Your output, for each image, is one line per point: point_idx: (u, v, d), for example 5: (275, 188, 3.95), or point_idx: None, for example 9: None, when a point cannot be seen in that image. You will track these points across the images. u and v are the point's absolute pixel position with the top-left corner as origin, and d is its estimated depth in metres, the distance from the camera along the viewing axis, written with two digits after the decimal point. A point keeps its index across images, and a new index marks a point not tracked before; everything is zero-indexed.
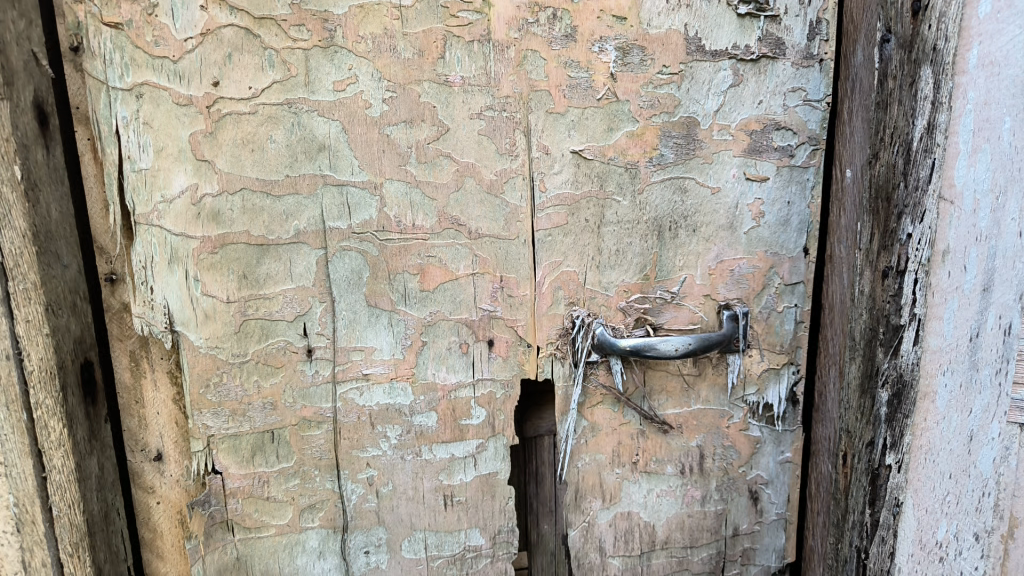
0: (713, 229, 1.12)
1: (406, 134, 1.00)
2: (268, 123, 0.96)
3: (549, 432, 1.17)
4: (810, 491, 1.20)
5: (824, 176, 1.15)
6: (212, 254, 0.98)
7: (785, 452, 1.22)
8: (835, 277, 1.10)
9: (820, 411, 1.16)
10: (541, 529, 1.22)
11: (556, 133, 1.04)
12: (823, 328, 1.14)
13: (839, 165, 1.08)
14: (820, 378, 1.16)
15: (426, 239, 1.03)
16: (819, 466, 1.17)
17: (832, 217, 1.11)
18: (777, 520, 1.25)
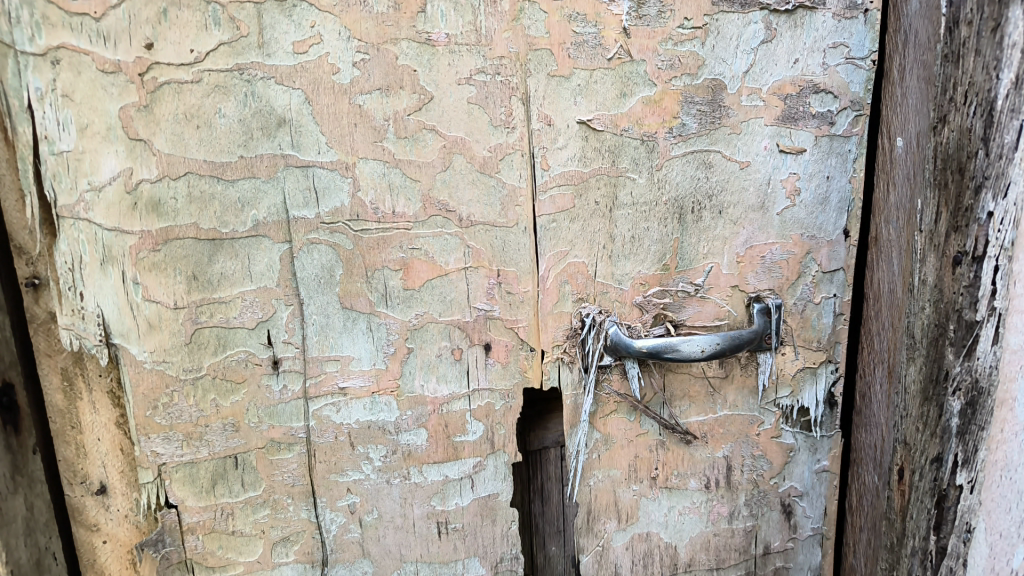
0: (742, 211, 0.96)
1: (382, 104, 0.84)
2: (216, 93, 0.80)
3: (556, 444, 1.03)
4: (851, 503, 1.07)
5: (867, 145, 0.99)
6: (154, 252, 0.82)
7: (822, 461, 1.09)
8: (883, 263, 0.95)
9: (865, 415, 1.02)
10: (548, 551, 1.08)
11: (560, 100, 0.88)
12: (867, 322, 1.00)
13: (888, 133, 0.93)
14: (863, 376, 1.02)
15: (408, 228, 0.87)
16: (862, 476, 1.04)
17: (878, 193, 0.96)
18: (812, 535, 1.11)
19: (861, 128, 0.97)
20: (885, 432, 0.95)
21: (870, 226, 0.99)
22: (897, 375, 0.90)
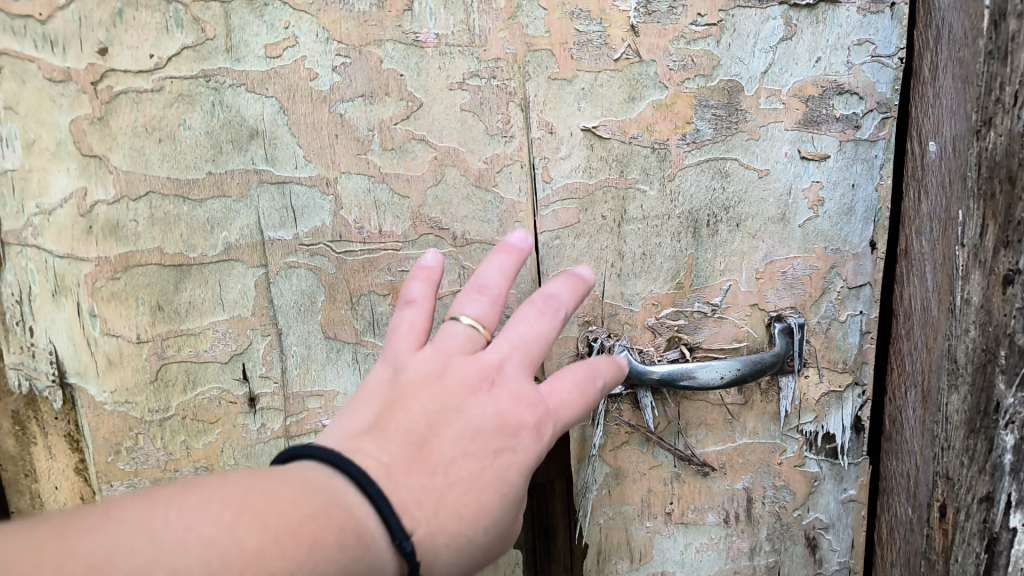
0: (761, 223, 0.89)
1: (366, 113, 0.75)
2: (180, 103, 0.72)
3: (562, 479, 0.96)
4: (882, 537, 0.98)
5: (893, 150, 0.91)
6: (113, 280, 0.74)
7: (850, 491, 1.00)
8: (914, 277, 0.86)
9: (896, 441, 0.92)
10: None
11: (562, 106, 0.80)
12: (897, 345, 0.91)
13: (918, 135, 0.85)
14: (892, 401, 0.93)
15: (397, 248, 0.79)
16: (892, 507, 0.95)
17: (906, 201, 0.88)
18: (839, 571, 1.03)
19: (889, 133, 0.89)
20: (921, 465, 0.86)
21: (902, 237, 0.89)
22: (935, 402, 0.82)
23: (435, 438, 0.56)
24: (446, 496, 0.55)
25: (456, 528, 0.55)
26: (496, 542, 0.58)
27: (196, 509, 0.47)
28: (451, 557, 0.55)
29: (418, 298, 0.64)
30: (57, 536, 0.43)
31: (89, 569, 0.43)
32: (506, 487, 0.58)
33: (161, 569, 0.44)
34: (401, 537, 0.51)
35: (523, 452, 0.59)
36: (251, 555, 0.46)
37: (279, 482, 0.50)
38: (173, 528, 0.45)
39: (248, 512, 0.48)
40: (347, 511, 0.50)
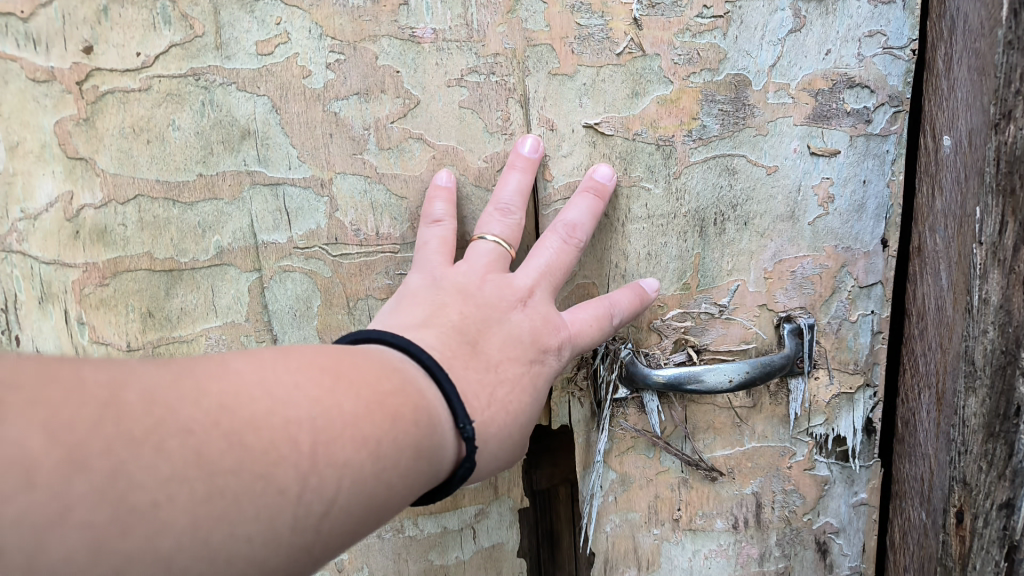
0: (769, 221, 0.86)
1: (361, 111, 0.73)
2: (168, 103, 0.69)
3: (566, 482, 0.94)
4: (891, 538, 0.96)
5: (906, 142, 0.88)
6: (101, 286, 0.72)
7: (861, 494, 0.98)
8: (929, 275, 0.84)
9: (910, 443, 0.90)
10: None
11: (564, 102, 0.77)
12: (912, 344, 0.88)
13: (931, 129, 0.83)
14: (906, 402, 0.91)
15: (395, 251, 0.77)
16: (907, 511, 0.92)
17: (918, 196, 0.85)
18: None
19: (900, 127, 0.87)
20: (934, 468, 0.85)
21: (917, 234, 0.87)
22: (950, 405, 0.80)
23: (481, 341, 0.65)
24: (496, 394, 0.63)
25: (500, 422, 0.63)
26: (518, 443, 0.67)
27: (300, 371, 0.48)
28: (493, 447, 0.63)
29: (443, 216, 0.73)
30: (189, 376, 0.44)
31: (221, 408, 0.43)
32: (535, 391, 0.68)
33: (277, 419, 0.45)
34: (467, 421, 0.56)
35: (547, 365, 0.70)
36: (349, 418, 0.48)
37: (362, 358, 0.52)
38: (283, 384, 0.47)
39: (345, 381, 0.49)
40: (423, 392, 0.54)
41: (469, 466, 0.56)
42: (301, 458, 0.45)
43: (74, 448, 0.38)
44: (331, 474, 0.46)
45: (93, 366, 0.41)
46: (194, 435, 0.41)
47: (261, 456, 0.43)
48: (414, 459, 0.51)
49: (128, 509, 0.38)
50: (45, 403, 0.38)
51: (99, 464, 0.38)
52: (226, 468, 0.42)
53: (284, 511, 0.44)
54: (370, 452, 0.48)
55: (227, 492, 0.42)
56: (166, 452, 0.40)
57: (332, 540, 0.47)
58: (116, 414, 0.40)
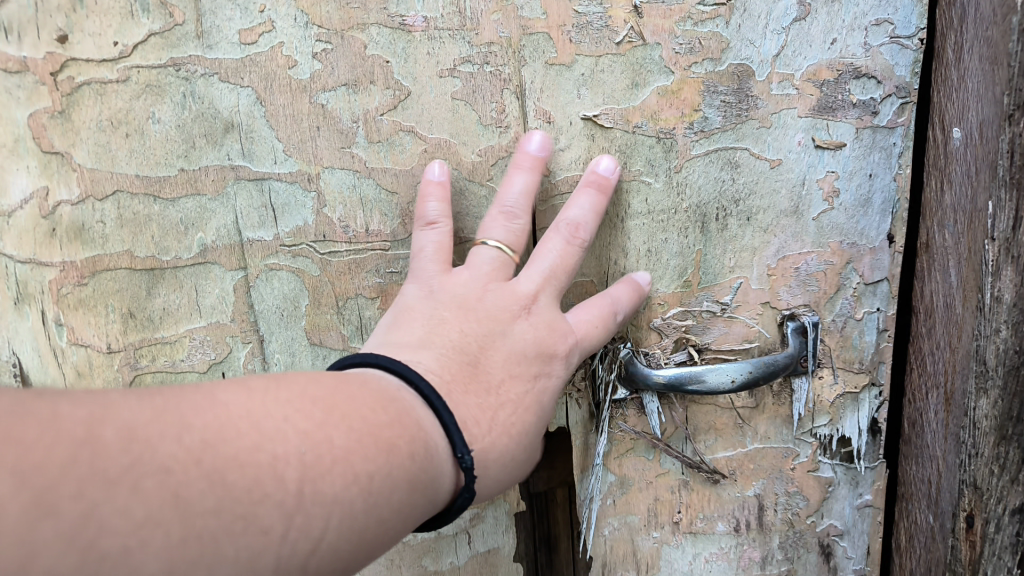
0: (772, 217, 0.84)
1: (349, 103, 0.70)
2: (148, 95, 0.66)
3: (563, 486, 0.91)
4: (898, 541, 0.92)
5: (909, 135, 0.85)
6: (79, 286, 0.69)
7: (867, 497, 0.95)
8: (936, 272, 0.80)
9: (917, 445, 0.86)
10: None
11: (561, 93, 0.74)
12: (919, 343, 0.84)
13: (938, 123, 0.78)
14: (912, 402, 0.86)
15: (385, 249, 0.74)
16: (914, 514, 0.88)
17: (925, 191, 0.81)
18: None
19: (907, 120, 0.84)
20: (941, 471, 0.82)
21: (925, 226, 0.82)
22: (958, 407, 0.77)
23: (483, 361, 0.65)
24: (497, 417, 0.63)
25: (503, 445, 0.64)
26: (523, 463, 0.67)
27: (291, 403, 0.50)
28: (495, 470, 0.64)
29: (438, 218, 0.70)
30: (171, 410, 0.45)
31: (203, 443, 0.44)
32: (540, 409, 0.68)
33: (264, 455, 0.46)
34: (463, 450, 0.57)
35: (553, 381, 0.69)
36: (338, 453, 0.49)
37: (358, 388, 0.54)
38: (272, 418, 0.48)
39: (336, 414, 0.51)
40: (418, 422, 0.55)
41: (466, 495, 0.58)
42: (286, 495, 0.46)
43: (45, 491, 0.38)
44: (318, 510, 0.47)
45: (71, 401, 0.42)
46: (173, 474, 0.42)
47: (246, 492, 0.44)
48: (407, 492, 0.52)
49: (100, 554, 0.39)
50: (15, 441, 0.39)
51: (70, 507, 0.39)
52: (206, 508, 0.43)
53: (268, 550, 0.45)
54: (360, 487, 0.49)
55: (207, 536, 0.43)
56: (143, 492, 0.41)
57: (321, 574, 0.48)
58: (90, 454, 0.40)
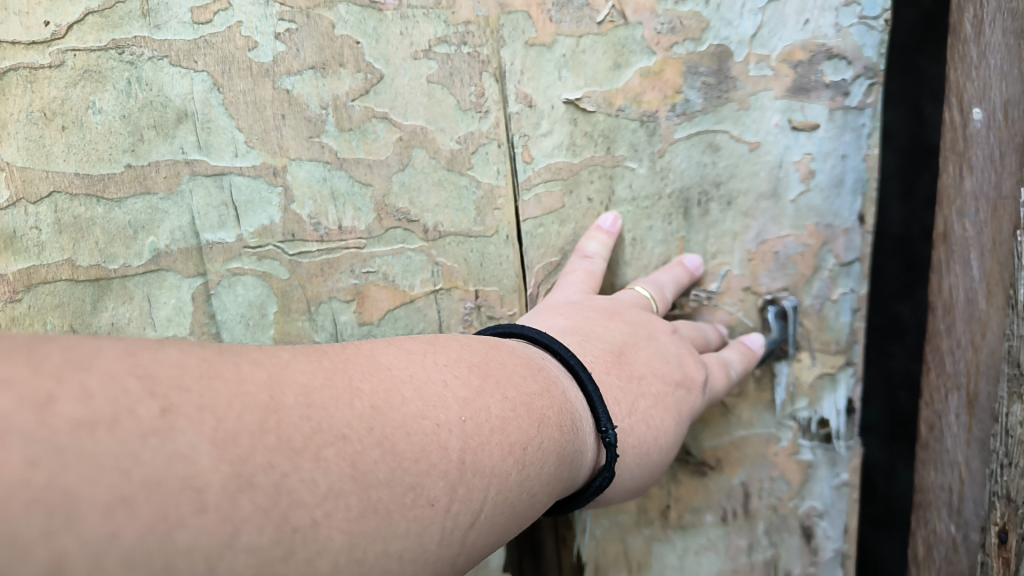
0: (752, 200, 0.83)
1: (318, 88, 0.63)
2: (87, 81, 0.58)
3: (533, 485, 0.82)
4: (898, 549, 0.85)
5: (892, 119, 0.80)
6: (12, 303, 0.59)
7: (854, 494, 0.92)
8: (956, 264, 0.72)
9: (935, 451, 0.77)
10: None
11: (541, 75, 0.70)
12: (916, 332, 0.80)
13: (955, 103, 0.70)
14: (927, 405, 0.78)
15: (360, 247, 0.68)
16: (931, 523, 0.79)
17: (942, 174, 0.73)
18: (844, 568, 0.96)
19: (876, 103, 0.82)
20: (965, 481, 0.74)
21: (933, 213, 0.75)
22: (985, 411, 0.70)
23: (631, 356, 0.64)
24: (640, 404, 0.61)
25: (643, 434, 0.60)
26: (659, 466, 0.63)
27: (449, 367, 0.44)
28: (631, 462, 0.60)
29: (596, 253, 0.73)
30: (341, 371, 0.39)
31: (374, 410, 0.38)
32: (680, 417, 0.65)
33: (428, 423, 0.39)
34: (607, 425, 0.53)
35: (692, 395, 0.67)
36: (497, 422, 0.43)
37: (507, 354, 0.49)
38: (433, 383, 0.42)
39: (492, 380, 0.45)
40: (565, 394, 0.51)
41: (607, 475, 0.54)
42: (449, 466, 0.39)
43: (241, 463, 0.31)
44: (478, 482, 0.40)
45: (251, 362, 0.36)
46: (351, 441, 0.36)
47: (413, 461, 0.38)
48: (556, 466, 0.47)
49: (293, 530, 0.32)
50: (211, 408, 0.32)
51: (265, 480, 0.32)
52: (381, 479, 0.36)
53: (433, 523, 0.38)
54: (517, 459, 0.43)
55: (382, 504, 0.36)
56: (326, 463, 0.34)
57: (475, 552, 0.41)
58: (278, 420, 0.34)
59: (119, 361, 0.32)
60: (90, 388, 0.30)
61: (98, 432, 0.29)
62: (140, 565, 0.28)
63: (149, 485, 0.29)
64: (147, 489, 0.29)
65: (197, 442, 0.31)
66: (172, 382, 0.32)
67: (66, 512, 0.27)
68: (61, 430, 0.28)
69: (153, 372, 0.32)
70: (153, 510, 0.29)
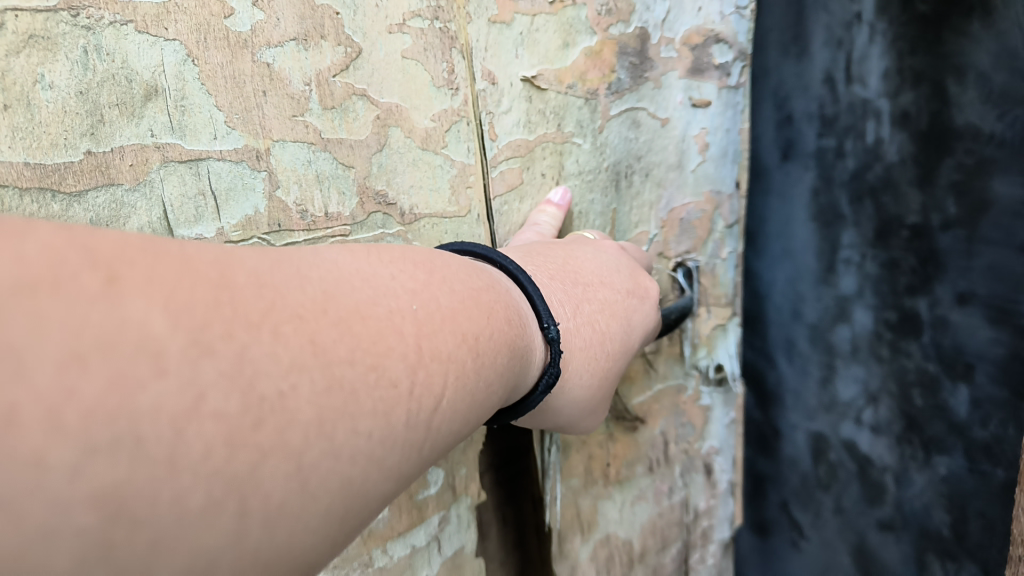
0: (663, 171, 0.90)
1: (299, 62, 0.58)
2: (34, 49, 0.48)
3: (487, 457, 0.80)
4: (906, 547, 0.87)
5: (913, 105, 0.75)
6: None
7: (853, 492, 0.93)
8: None
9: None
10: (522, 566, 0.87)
11: (501, 53, 0.71)
12: (977, 348, 0.75)
13: None
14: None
15: (345, 234, 0.63)
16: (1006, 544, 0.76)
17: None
18: (834, 556, 0.97)
19: (882, 92, 0.78)
20: None
21: (969, 209, 0.73)
22: None
23: (575, 267, 0.67)
24: (584, 307, 0.63)
25: (588, 336, 0.63)
26: (606, 374, 0.66)
27: (391, 263, 0.41)
28: (580, 365, 0.62)
29: (544, 223, 0.74)
30: (287, 261, 0.35)
31: (325, 295, 0.35)
32: (627, 323, 0.69)
33: (381, 309, 0.37)
34: (548, 321, 0.54)
35: (645, 303, 0.73)
36: (447, 312, 0.41)
37: (448, 257, 0.47)
38: (379, 275, 0.40)
39: (438, 275, 0.43)
40: (506, 293, 0.50)
41: (554, 370, 0.54)
42: (406, 348, 0.37)
43: (198, 331, 0.28)
44: (436, 368, 0.38)
45: (193, 244, 0.32)
46: (308, 320, 0.32)
47: (371, 343, 0.35)
48: (509, 358, 0.46)
49: (261, 399, 0.29)
50: (160, 281, 0.28)
51: (225, 348, 0.28)
52: (341, 357, 0.33)
53: (399, 404, 0.35)
54: (470, 347, 0.41)
55: (347, 382, 0.32)
56: (286, 337, 0.31)
57: (439, 441, 0.39)
58: (229, 296, 0.30)
59: (56, 235, 0.26)
60: (27, 255, 0.25)
61: (40, 294, 0.24)
62: (101, 421, 0.24)
63: (102, 346, 0.25)
64: (101, 350, 0.25)
65: (149, 309, 0.27)
66: (114, 256, 0.27)
67: (12, 362, 0.23)
68: (0, 288, 0.23)
69: (96, 245, 0.27)
70: (108, 368, 0.25)
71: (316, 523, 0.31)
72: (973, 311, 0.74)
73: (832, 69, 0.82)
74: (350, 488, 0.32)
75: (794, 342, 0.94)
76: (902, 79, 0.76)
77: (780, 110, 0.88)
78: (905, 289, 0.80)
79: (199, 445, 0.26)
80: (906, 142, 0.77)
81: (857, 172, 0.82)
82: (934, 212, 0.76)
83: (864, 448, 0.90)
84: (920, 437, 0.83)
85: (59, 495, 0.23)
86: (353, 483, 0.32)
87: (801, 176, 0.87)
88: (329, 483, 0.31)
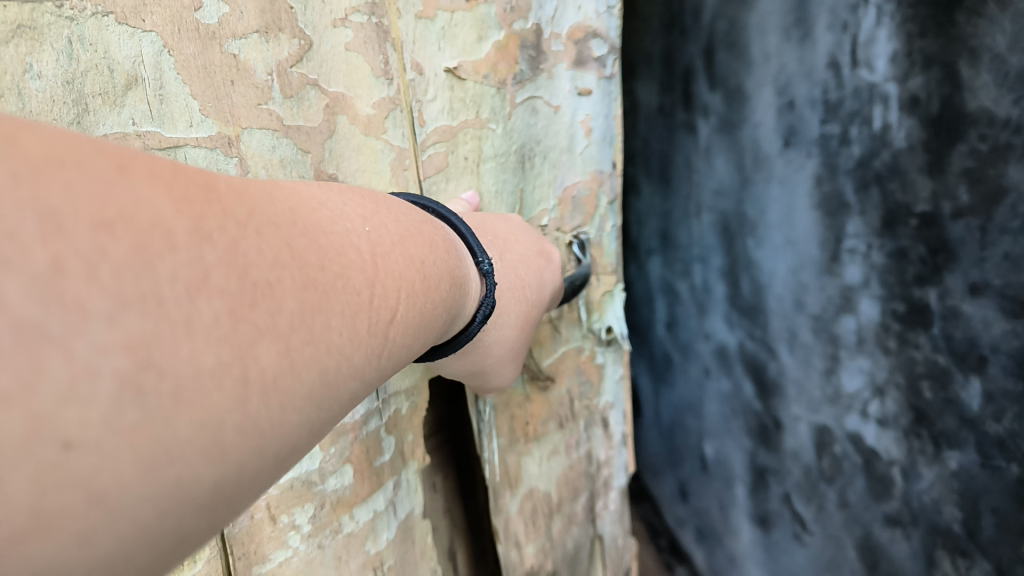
0: (555, 154, 0.99)
1: (262, 54, 0.62)
2: (21, 39, 0.51)
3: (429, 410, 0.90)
4: (916, 544, 0.85)
5: (924, 88, 0.75)
6: None
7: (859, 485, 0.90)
8: None
9: None
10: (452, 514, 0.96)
11: (426, 46, 0.78)
12: (992, 340, 0.73)
13: None
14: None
15: None
16: None
17: None
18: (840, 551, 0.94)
19: (890, 75, 0.77)
20: None
21: (984, 197, 0.71)
22: None
23: (494, 224, 0.77)
24: (507, 255, 0.73)
25: (513, 279, 0.72)
26: (523, 317, 0.75)
27: (344, 194, 0.48)
28: (507, 304, 0.71)
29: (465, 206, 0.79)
30: (258, 181, 0.41)
31: (292, 211, 0.40)
32: (541, 273, 0.79)
33: (340, 227, 0.43)
34: (482, 257, 0.64)
35: (554, 258, 0.83)
36: (394, 237, 0.49)
37: (388, 198, 0.54)
38: (333, 201, 0.46)
39: (382, 207, 0.51)
40: (440, 230, 0.58)
41: (490, 301, 0.63)
42: (364, 264, 0.43)
43: (199, 221, 0.32)
44: (390, 284, 0.45)
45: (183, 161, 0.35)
46: (283, 227, 0.38)
47: (336, 254, 0.41)
48: (448, 285, 0.54)
49: (254, 284, 0.33)
50: (161, 176, 0.32)
51: (220, 237, 0.33)
52: (312, 262, 0.38)
53: (363, 311, 0.42)
54: (417, 269, 0.49)
55: (319, 284, 0.38)
56: (266, 238, 0.36)
57: (393, 352, 0.46)
58: (217, 199, 0.34)
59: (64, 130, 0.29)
60: (45, 140, 0.28)
61: (69, 170, 0.28)
62: (129, 279, 0.28)
63: (122, 218, 0.29)
64: (124, 222, 0.28)
65: (156, 198, 0.31)
66: (121, 153, 0.31)
67: (55, 222, 0.26)
68: (37, 160, 0.27)
69: (106, 143, 0.30)
70: (131, 237, 0.28)
71: (301, 403, 0.35)
72: (987, 302, 0.73)
73: (835, 52, 0.82)
74: (327, 379, 0.37)
75: (797, 334, 0.94)
76: (911, 61, 0.75)
77: (781, 96, 0.88)
78: (915, 279, 0.79)
79: (210, 312, 0.30)
80: (916, 127, 0.76)
81: (861, 158, 0.82)
82: (945, 200, 0.75)
83: (868, 441, 0.88)
84: (929, 431, 0.81)
85: (99, 339, 0.26)
86: (331, 371, 0.38)
87: (804, 164, 0.88)
88: (312, 368, 0.36)
